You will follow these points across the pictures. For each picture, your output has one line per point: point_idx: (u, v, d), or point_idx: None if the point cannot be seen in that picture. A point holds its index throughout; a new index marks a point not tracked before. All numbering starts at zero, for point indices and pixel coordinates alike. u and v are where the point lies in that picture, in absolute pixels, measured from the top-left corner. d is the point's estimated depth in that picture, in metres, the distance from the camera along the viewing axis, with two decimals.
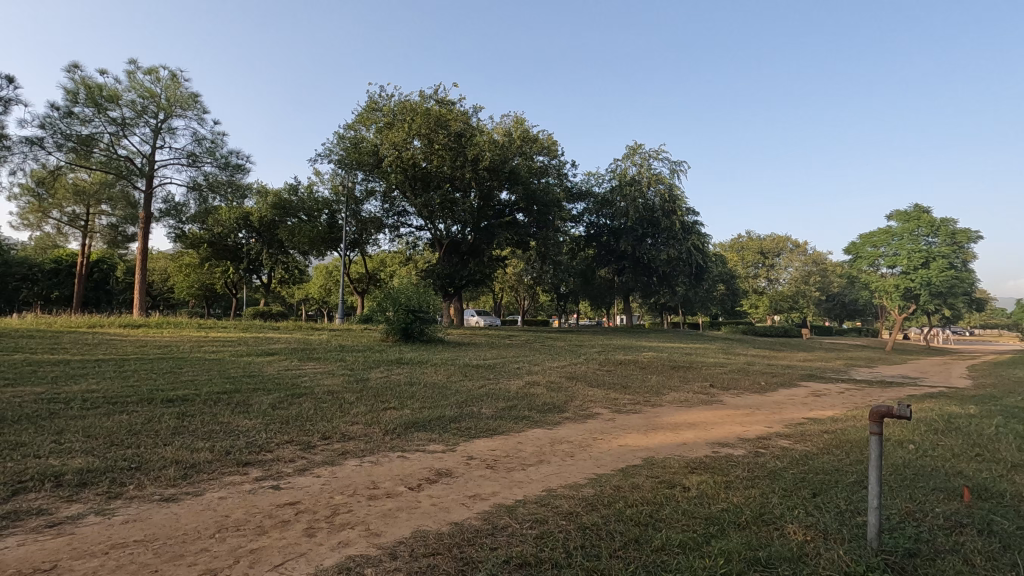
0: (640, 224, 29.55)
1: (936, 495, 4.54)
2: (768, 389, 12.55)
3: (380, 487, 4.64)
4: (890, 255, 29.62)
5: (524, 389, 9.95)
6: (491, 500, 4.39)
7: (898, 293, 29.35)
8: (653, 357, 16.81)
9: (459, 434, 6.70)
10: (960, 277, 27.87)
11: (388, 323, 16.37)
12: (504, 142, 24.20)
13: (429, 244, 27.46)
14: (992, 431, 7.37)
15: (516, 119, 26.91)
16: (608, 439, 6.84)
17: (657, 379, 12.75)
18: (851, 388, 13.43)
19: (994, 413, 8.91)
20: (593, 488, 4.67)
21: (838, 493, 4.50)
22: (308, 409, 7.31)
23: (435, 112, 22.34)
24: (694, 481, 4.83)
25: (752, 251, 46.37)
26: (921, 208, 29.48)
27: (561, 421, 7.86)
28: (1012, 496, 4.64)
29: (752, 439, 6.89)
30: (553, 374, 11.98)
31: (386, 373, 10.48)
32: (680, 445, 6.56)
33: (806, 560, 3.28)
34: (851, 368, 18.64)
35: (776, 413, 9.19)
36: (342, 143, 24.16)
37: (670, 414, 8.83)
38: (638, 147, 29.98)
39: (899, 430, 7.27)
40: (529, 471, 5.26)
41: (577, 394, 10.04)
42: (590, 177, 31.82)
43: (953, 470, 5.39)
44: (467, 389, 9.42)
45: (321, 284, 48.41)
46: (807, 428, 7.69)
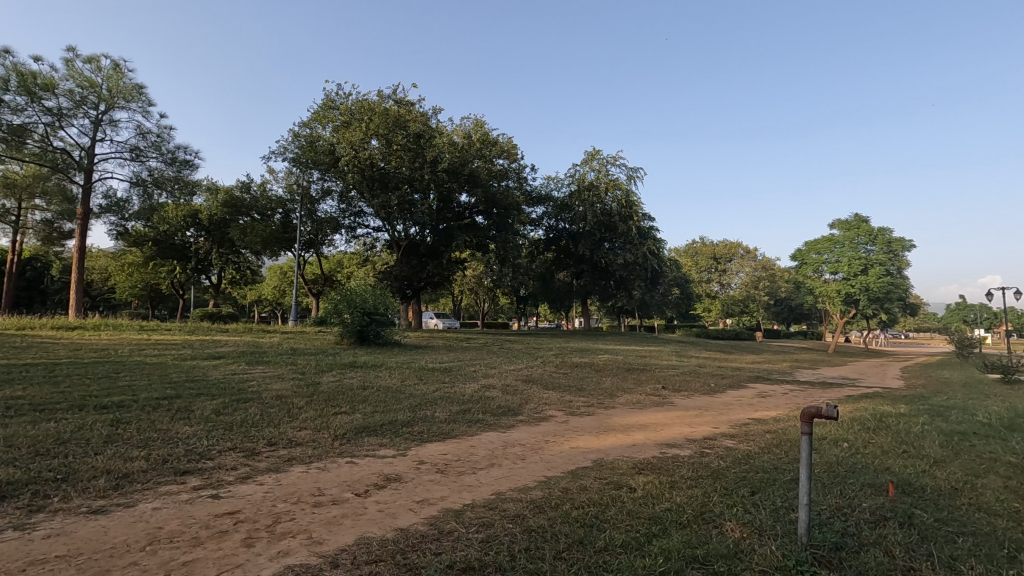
0: (597, 228, 29.97)
1: (864, 491, 4.79)
2: (717, 390, 12.96)
3: (326, 494, 4.55)
4: (833, 262, 31.18)
5: (479, 392, 9.94)
6: (439, 504, 4.36)
7: (840, 298, 30.77)
8: (608, 359, 17.09)
9: (411, 438, 6.63)
10: (895, 283, 29.63)
11: (343, 326, 16.03)
12: (464, 144, 24.13)
13: (387, 245, 27.04)
14: (919, 429, 7.84)
15: (476, 121, 26.90)
16: (560, 441, 6.93)
17: (612, 381, 12.97)
18: (794, 389, 14.00)
19: (921, 412, 9.51)
20: (542, 490, 4.72)
21: (774, 491, 4.69)
22: (255, 415, 7.09)
23: (394, 112, 22.09)
24: (640, 481, 4.94)
25: (705, 256, 47.76)
26: (860, 218, 31.13)
27: (515, 424, 7.91)
28: (932, 490, 4.96)
29: (699, 440, 7.11)
30: (509, 377, 12.02)
31: (339, 377, 10.25)
32: (629, 446, 6.70)
33: (741, 556, 3.41)
34: (796, 370, 19.45)
35: (723, 414, 9.50)
36: (298, 141, 23.60)
37: (622, 416, 9.00)
38: (595, 153, 30.40)
39: (834, 429, 7.65)
40: (479, 475, 5.26)
41: (532, 397, 10.10)
42: (549, 181, 32.05)
43: (881, 466, 5.70)
44: (422, 393, 9.32)
45: (275, 285, 47.04)
46: (751, 428, 7.98)
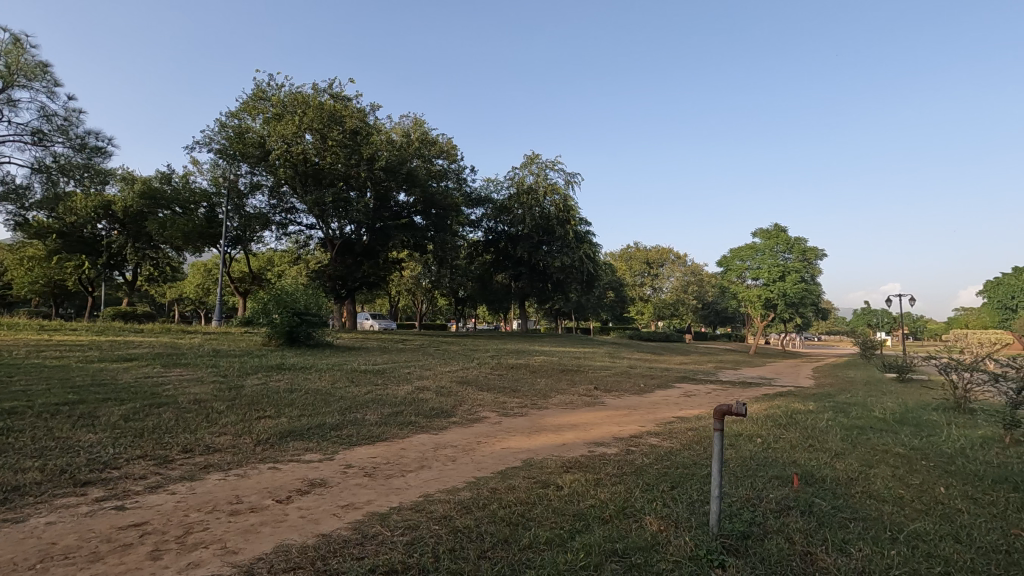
0: (535, 231, 30.28)
1: (773, 483, 5.14)
2: (646, 390, 13.45)
3: (244, 502, 4.35)
4: (754, 268, 33.07)
5: (412, 394, 9.81)
6: (365, 508, 4.29)
7: (760, 302, 32.72)
8: (543, 361, 17.35)
9: (340, 442, 6.47)
10: (809, 290, 31.88)
11: (271, 327, 15.30)
12: (402, 143, 23.93)
13: (322, 243, 26.17)
14: (824, 424, 8.47)
15: (415, 120, 26.79)
16: (492, 442, 6.96)
17: (546, 382, 13.16)
18: (717, 389, 14.77)
19: (826, 408, 10.28)
20: (470, 491, 4.74)
21: (691, 484, 4.95)
22: (170, 420, 6.68)
23: (329, 107, 21.45)
24: (568, 479, 5.06)
25: (639, 260, 49.39)
26: (779, 227, 33.24)
27: (448, 426, 7.87)
28: (830, 480, 5.39)
29: (626, 438, 7.36)
30: (444, 379, 11.95)
31: (265, 379, 9.82)
32: (559, 445, 6.84)
33: (658, 548, 3.57)
34: (719, 370, 20.52)
35: (650, 414, 9.88)
36: (224, 132, 22.47)
37: (553, 417, 9.18)
38: (534, 158, 30.73)
39: (749, 425, 8.12)
40: (408, 477, 5.21)
41: (466, 399, 10.09)
42: (489, 183, 32.15)
43: (788, 460, 6.12)
44: (353, 396, 9.10)
45: (198, 283, 44.45)
46: (675, 426, 8.34)
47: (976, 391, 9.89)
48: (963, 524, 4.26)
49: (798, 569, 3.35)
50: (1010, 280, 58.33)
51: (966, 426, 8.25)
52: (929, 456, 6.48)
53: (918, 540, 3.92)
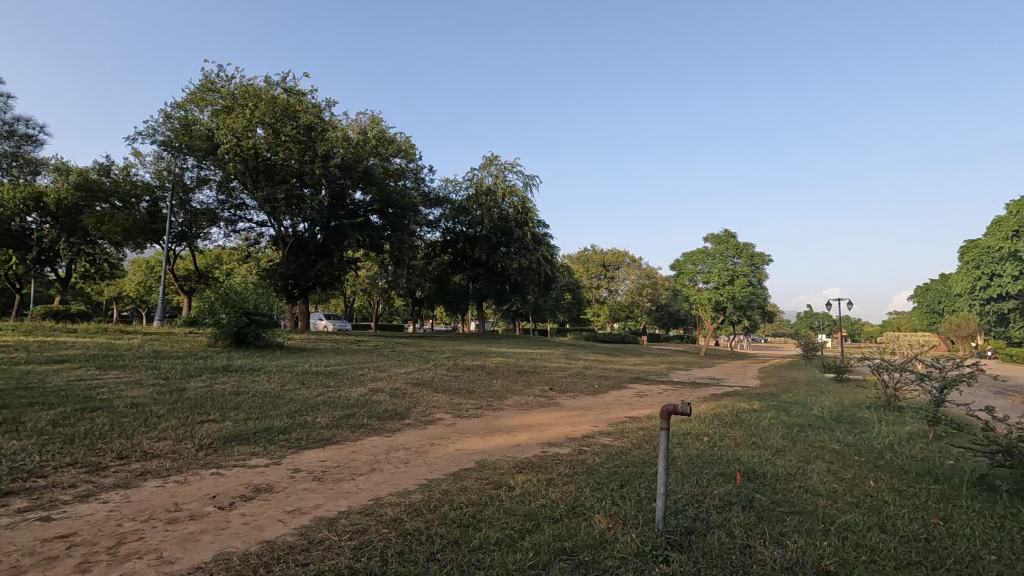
0: (494, 233, 30.26)
1: (717, 480, 5.32)
2: (599, 391, 13.66)
3: (183, 509, 4.18)
4: (706, 272, 34.12)
5: (365, 396, 9.64)
6: (312, 513, 4.19)
7: (710, 305, 33.67)
8: (500, 362, 17.37)
9: (288, 446, 6.28)
10: (756, 293, 33.19)
11: (217, 327, 14.69)
12: (359, 141, 23.51)
13: (273, 241, 25.41)
14: (768, 423, 8.83)
15: (372, 117, 26.45)
16: (445, 444, 6.92)
17: (502, 384, 13.19)
18: (668, 389, 15.17)
19: (770, 407, 10.72)
20: (422, 493, 4.71)
21: (640, 483, 5.07)
22: (104, 425, 6.34)
23: (283, 101, 20.82)
24: (520, 480, 5.10)
25: (595, 263, 50.16)
26: (730, 233, 34.50)
27: (401, 428, 7.78)
28: (771, 476, 5.63)
29: (579, 439, 7.47)
30: (398, 381, 11.78)
31: (209, 382, 9.43)
32: (512, 447, 6.86)
33: (605, 546, 3.65)
34: (671, 371, 21.10)
35: (603, 414, 10.04)
36: (169, 124, 21.48)
37: (509, 418, 9.21)
38: (493, 159, 30.75)
39: (697, 424, 8.38)
40: (359, 480, 5.12)
41: (421, 400, 9.99)
42: (447, 184, 32.00)
43: (733, 457, 6.35)
44: (303, 398, 8.86)
45: (138, 281, 42.30)
46: (627, 426, 8.51)
47: (905, 390, 10.53)
48: (889, 515, 4.53)
49: (738, 562, 3.49)
50: (938, 285, 62.32)
51: (895, 423, 8.77)
52: (861, 452, 6.87)
53: (847, 531, 4.15)
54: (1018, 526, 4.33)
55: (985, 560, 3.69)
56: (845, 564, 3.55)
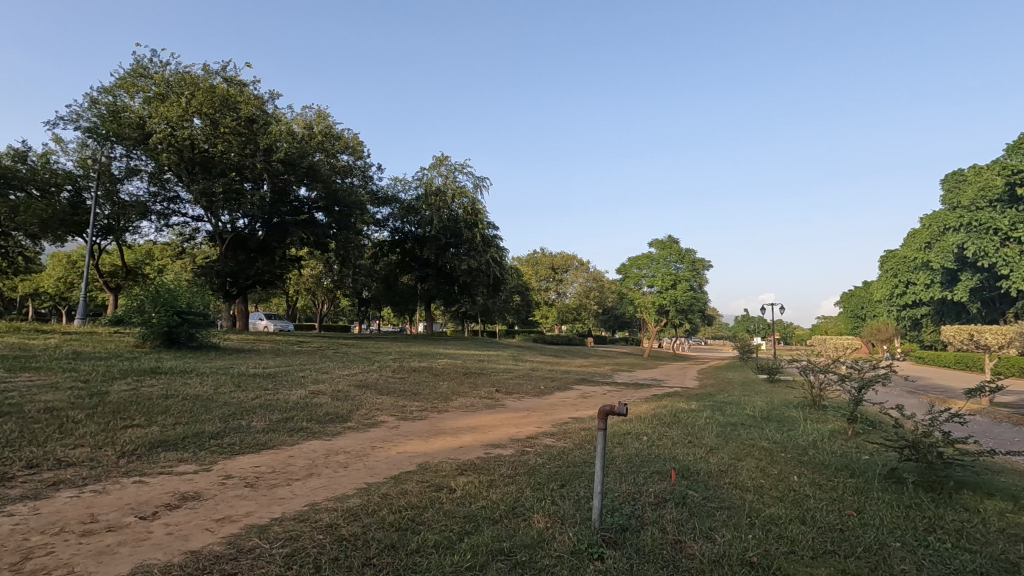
0: (443, 234, 30.00)
1: (653, 478, 5.50)
2: (545, 392, 13.80)
3: (100, 521, 3.93)
4: (650, 276, 35.10)
5: (306, 399, 9.36)
6: (242, 521, 4.04)
7: (654, 309, 34.64)
8: (447, 363, 17.28)
9: (220, 451, 6.02)
10: (696, 298, 34.52)
11: (145, 326, 13.86)
12: (304, 136, 22.82)
13: (210, 236, 24.27)
14: (704, 422, 9.17)
15: (318, 112, 25.89)
16: (387, 447, 6.82)
17: (448, 385, 13.13)
18: (612, 390, 15.52)
19: (706, 407, 11.17)
20: (360, 497, 4.62)
21: (579, 482, 5.18)
22: (11, 432, 5.86)
23: (222, 91, 19.92)
24: (461, 482, 5.09)
25: (544, 266, 50.46)
26: (673, 239, 35.69)
27: (342, 431, 7.61)
28: (703, 473, 5.87)
29: (522, 440, 7.54)
30: (341, 383, 11.50)
31: (135, 385, 8.90)
32: (455, 448, 6.84)
33: (542, 545, 3.70)
34: (615, 372, 21.60)
35: (548, 415, 10.17)
36: (95, 109, 20.12)
37: (453, 420, 9.18)
38: (443, 159, 30.57)
39: (637, 424, 8.62)
40: (295, 486, 4.97)
41: (364, 403, 9.79)
42: (396, 182, 31.52)
43: (669, 456, 6.57)
44: (238, 401, 8.50)
45: (58, 276, 39.40)
46: (570, 427, 8.65)
47: (828, 391, 11.20)
48: (808, 507, 4.83)
49: (668, 556, 3.63)
50: (862, 292, 66.56)
51: (819, 421, 9.30)
52: (787, 449, 7.28)
53: (770, 524, 4.38)
54: (921, 515, 4.71)
55: (891, 546, 3.98)
56: (767, 555, 3.75)
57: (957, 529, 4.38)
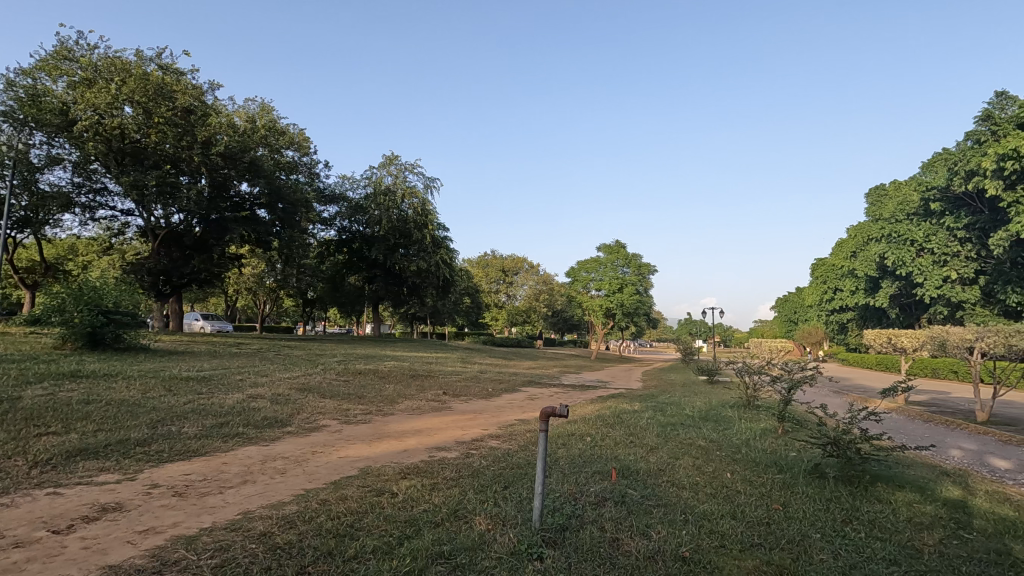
0: (392, 234, 29.48)
1: (594, 478, 5.62)
2: (492, 394, 13.81)
3: (5, 537, 3.64)
4: (598, 280, 35.73)
5: (243, 403, 8.99)
6: (168, 532, 3.84)
7: (601, 312, 35.37)
8: (394, 366, 17.00)
9: (146, 459, 5.70)
10: (642, 301, 35.52)
11: (66, 327, 12.92)
12: (246, 130, 21.93)
13: (141, 231, 22.92)
14: (646, 422, 9.43)
15: (262, 106, 25.05)
16: (328, 451, 6.65)
17: (394, 388, 12.94)
18: (559, 392, 15.71)
19: (648, 408, 11.48)
20: (297, 504, 4.49)
21: (521, 483, 5.23)
22: None
23: (157, 78, 18.87)
24: (404, 486, 5.03)
25: (495, 268, 50.46)
26: (620, 244, 36.53)
27: (281, 436, 7.36)
28: (643, 472, 6.04)
29: (468, 442, 7.53)
30: (282, 386, 11.10)
31: (51, 390, 8.27)
32: (399, 452, 6.75)
33: (483, 547, 3.71)
34: (562, 374, 21.87)
35: (494, 417, 10.19)
36: (12, 91, 18.62)
37: (398, 423, 9.06)
38: (393, 159, 30.11)
39: (581, 425, 8.77)
40: (227, 494, 4.77)
41: (306, 407, 9.49)
42: (343, 180, 30.75)
43: (611, 456, 6.72)
44: (168, 406, 8.08)
45: None
46: (515, 428, 8.71)
47: (762, 391, 11.73)
48: (739, 503, 5.06)
49: (605, 554, 3.72)
50: (795, 298, 70.29)
51: (752, 421, 9.75)
52: (722, 447, 7.61)
53: (704, 519, 4.56)
54: (839, 507, 5.03)
55: (812, 538, 4.23)
56: (699, 549, 3.91)
57: (872, 520, 4.70)
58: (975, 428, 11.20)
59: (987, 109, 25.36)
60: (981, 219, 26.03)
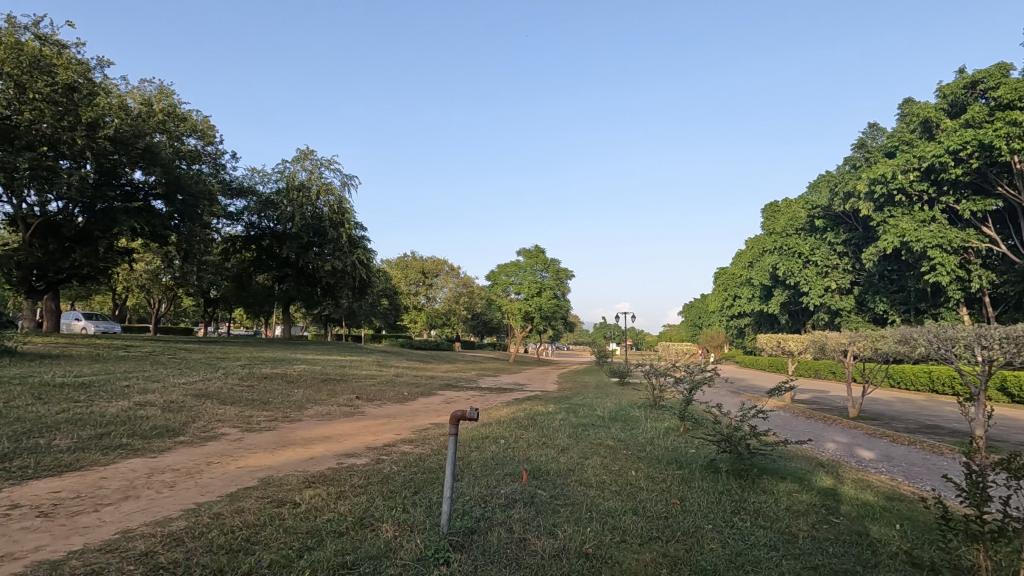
0: (305, 232, 28.21)
1: (505, 480, 5.68)
2: (407, 399, 13.56)
3: None
4: (517, 284, 36.16)
5: (129, 412, 8.20)
6: (29, 558, 3.42)
7: (520, 316, 35.82)
8: (304, 370, 16.22)
9: (5, 477, 5.05)
10: (559, 305, 36.36)
11: None
12: (141, 113, 20.08)
13: (10, 219, 20.32)
14: (559, 424, 9.64)
15: (161, 89, 23.20)
16: (225, 461, 6.24)
17: (303, 393, 12.36)
18: (475, 395, 15.71)
19: (562, 410, 11.76)
20: (186, 519, 4.17)
21: (431, 488, 5.17)
22: None
23: (33, 50, 16.87)
24: (308, 495, 4.82)
25: (414, 270, 49.66)
26: (539, 249, 37.28)
27: (172, 446, 6.81)
28: (553, 472, 6.18)
29: (379, 447, 7.36)
30: (176, 392, 10.25)
31: None
32: (304, 460, 6.47)
33: (388, 554, 3.63)
34: (480, 377, 21.90)
35: (408, 422, 10.02)
36: None
37: (306, 429, 8.65)
38: (308, 153, 28.81)
39: (495, 428, 8.84)
40: (105, 512, 4.34)
41: (202, 414, 8.83)
42: (253, 173, 29.03)
43: (523, 457, 6.82)
44: (36, 417, 7.20)
45: None
46: (429, 433, 8.60)
47: (668, 392, 12.38)
48: (641, 498, 5.33)
49: (512, 555, 3.77)
50: (700, 304, 75.10)
51: (657, 420, 10.28)
52: (628, 446, 7.95)
53: (608, 516, 4.75)
54: (730, 499, 5.42)
55: (704, 529, 4.53)
56: (601, 545, 4.07)
57: (757, 510, 5.11)
58: (847, 423, 12.48)
59: (861, 138, 28.66)
60: (856, 235, 29.37)
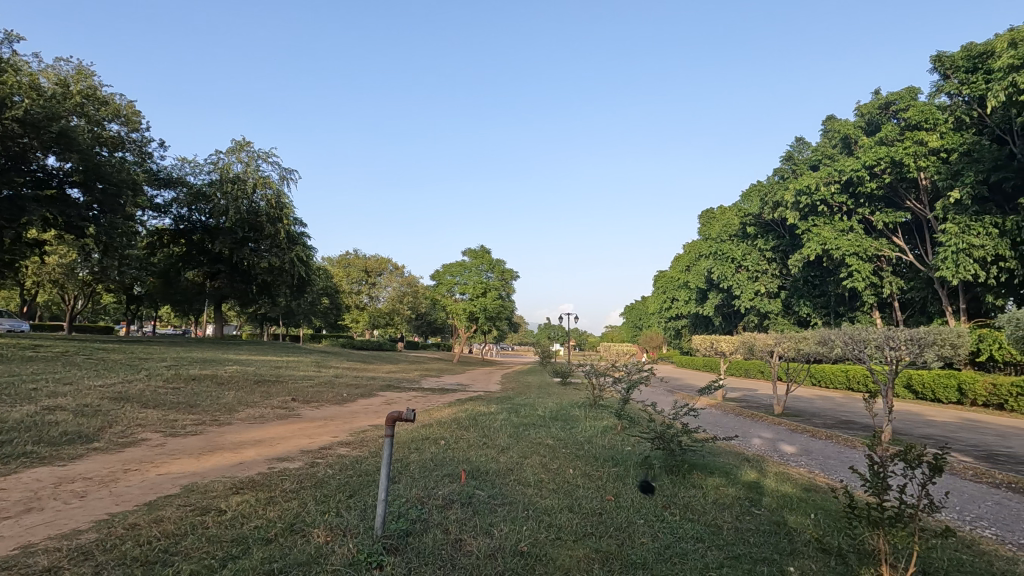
0: (240, 226, 26.95)
1: (443, 481, 5.64)
2: (346, 400, 13.24)
3: None
4: (462, 284, 35.99)
5: (35, 417, 7.57)
6: None
7: (465, 316, 35.61)
8: (236, 371, 15.49)
9: None
10: (503, 305, 36.53)
11: None
12: (55, 94, 18.56)
13: None
14: (499, 424, 9.67)
15: (78, 69, 21.68)
16: (144, 468, 5.87)
17: (234, 395, 11.82)
18: (417, 395, 15.52)
19: (503, 410, 11.80)
20: (96, 531, 3.89)
21: (367, 491, 5.07)
22: None
23: None
24: (235, 502, 4.61)
25: (357, 269, 48.43)
26: (485, 249, 37.33)
27: (84, 453, 6.35)
28: (493, 473, 6.20)
29: (314, 451, 7.13)
30: (90, 395, 9.53)
31: None
32: (233, 465, 6.18)
33: (318, 560, 3.53)
34: (422, 378, 21.65)
35: (346, 423, 9.78)
36: None
37: (235, 433, 8.27)
38: (244, 144, 27.55)
39: (436, 429, 8.76)
40: (3, 525, 3.99)
41: (120, 419, 8.25)
42: (183, 163, 27.46)
43: (462, 458, 6.79)
44: None
45: None
46: (367, 435, 8.40)
47: (607, 391, 12.66)
48: (577, 496, 5.44)
49: (447, 556, 3.75)
50: (640, 306, 77.47)
51: (595, 419, 10.50)
52: (567, 445, 8.09)
53: (544, 515, 4.80)
54: (661, 494, 5.62)
55: (636, 523, 4.68)
56: (536, 543, 4.12)
57: (686, 504, 5.32)
58: (772, 420, 13.18)
59: (789, 151, 30.43)
60: (783, 242, 31.09)
